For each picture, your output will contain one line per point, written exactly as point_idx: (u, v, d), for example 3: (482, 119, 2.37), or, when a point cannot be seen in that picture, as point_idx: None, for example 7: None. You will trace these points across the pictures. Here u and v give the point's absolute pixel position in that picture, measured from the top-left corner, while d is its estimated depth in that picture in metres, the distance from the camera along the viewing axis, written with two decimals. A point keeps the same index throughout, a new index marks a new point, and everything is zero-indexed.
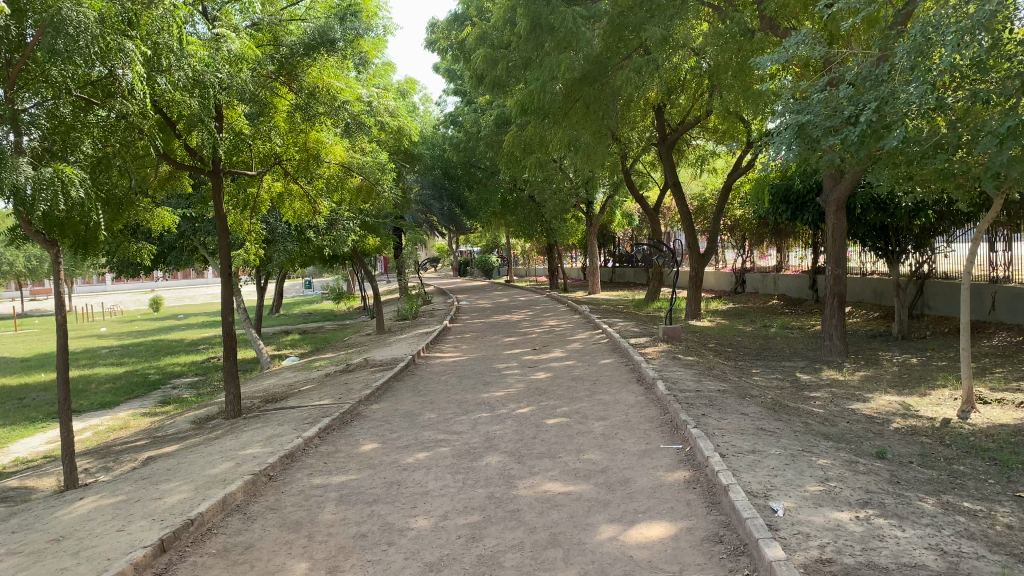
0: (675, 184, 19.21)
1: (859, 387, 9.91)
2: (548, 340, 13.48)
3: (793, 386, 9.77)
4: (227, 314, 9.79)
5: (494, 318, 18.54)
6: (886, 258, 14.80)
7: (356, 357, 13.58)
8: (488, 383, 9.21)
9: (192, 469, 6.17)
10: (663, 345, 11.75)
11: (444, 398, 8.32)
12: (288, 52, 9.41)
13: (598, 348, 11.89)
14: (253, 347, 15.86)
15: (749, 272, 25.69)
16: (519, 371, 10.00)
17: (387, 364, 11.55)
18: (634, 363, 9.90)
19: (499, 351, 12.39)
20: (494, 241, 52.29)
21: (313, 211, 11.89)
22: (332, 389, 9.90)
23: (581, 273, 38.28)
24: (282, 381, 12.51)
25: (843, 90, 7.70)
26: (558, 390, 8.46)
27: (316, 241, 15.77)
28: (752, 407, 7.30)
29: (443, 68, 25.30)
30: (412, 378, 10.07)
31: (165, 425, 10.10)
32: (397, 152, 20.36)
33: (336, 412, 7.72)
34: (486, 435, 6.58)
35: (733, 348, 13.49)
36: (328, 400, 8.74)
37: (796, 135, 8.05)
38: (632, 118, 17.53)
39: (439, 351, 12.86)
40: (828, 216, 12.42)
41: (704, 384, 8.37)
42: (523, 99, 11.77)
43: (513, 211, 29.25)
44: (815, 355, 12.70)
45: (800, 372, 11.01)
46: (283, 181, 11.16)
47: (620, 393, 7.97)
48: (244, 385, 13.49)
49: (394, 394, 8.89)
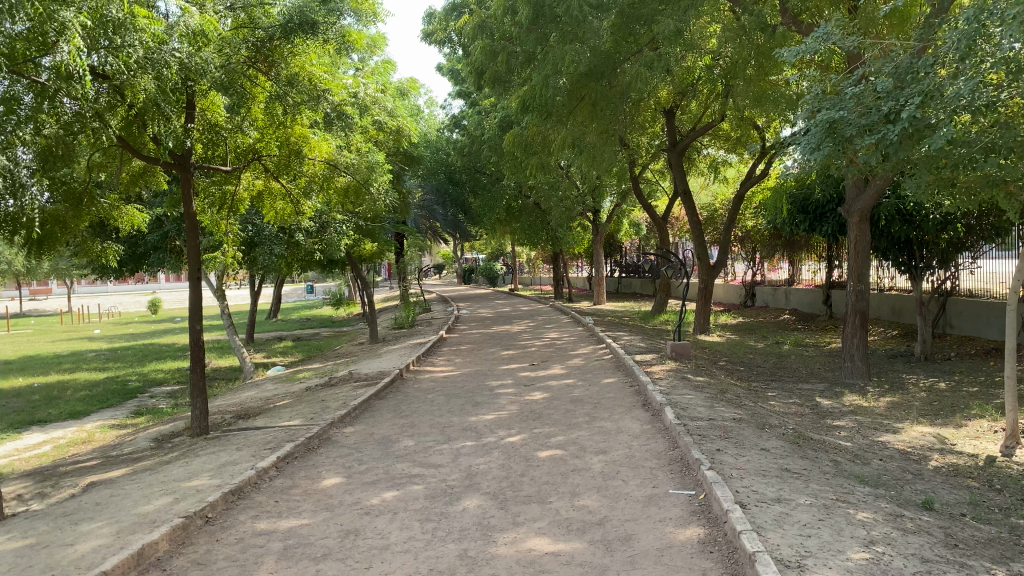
0: (686, 193, 18.29)
1: (887, 415, 8.99)
2: (549, 354, 12.61)
3: (814, 413, 8.86)
4: (194, 322, 8.99)
5: (494, 329, 17.68)
6: (909, 274, 13.85)
7: (342, 369, 12.71)
8: (478, 404, 8.34)
9: (123, 506, 5.32)
10: (672, 363, 10.87)
11: (426, 422, 7.44)
12: (264, 36, 8.59)
13: (600, 365, 11.01)
14: (237, 355, 15.02)
15: (760, 285, 24.81)
16: (513, 391, 9.13)
17: (373, 378, 10.69)
18: (639, 384, 9.03)
19: (494, 367, 11.51)
20: (498, 249, 51.40)
21: (296, 213, 11.07)
22: (308, 406, 9.04)
23: (585, 282, 37.38)
24: (261, 394, 11.65)
25: (881, 83, 6.80)
26: (555, 414, 7.59)
27: (305, 245, 14.98)
28: (774, 441, 6.42)
29: (447, 68, 24.53)
30: (396, 396, 9.22)
31: (125, 443, 9.26)
32: (396, 153, 19.53)
33: (302, 437, 6.88)
34: (467, 470, 5.70)
35: (746, 367, 12.58)
36: (299, 421, 7.87)
37: (826, 133, 7.15)
38: (642, 120, 16.69)
39: (430, 365, 12.00)
40: (851, 228, 11.53)
41: (718, 412, 7.48)
42: (523, 95, 10.95)
43: (518, 218, 28.39)
44: (834, 378, 11.80)
45: (820, 396, 10.10)
46: (263, 179, 10.37)
47: (623, 420, 7.09)
48: (222, 396, 12.65)
49: (372, 415, 8.03)
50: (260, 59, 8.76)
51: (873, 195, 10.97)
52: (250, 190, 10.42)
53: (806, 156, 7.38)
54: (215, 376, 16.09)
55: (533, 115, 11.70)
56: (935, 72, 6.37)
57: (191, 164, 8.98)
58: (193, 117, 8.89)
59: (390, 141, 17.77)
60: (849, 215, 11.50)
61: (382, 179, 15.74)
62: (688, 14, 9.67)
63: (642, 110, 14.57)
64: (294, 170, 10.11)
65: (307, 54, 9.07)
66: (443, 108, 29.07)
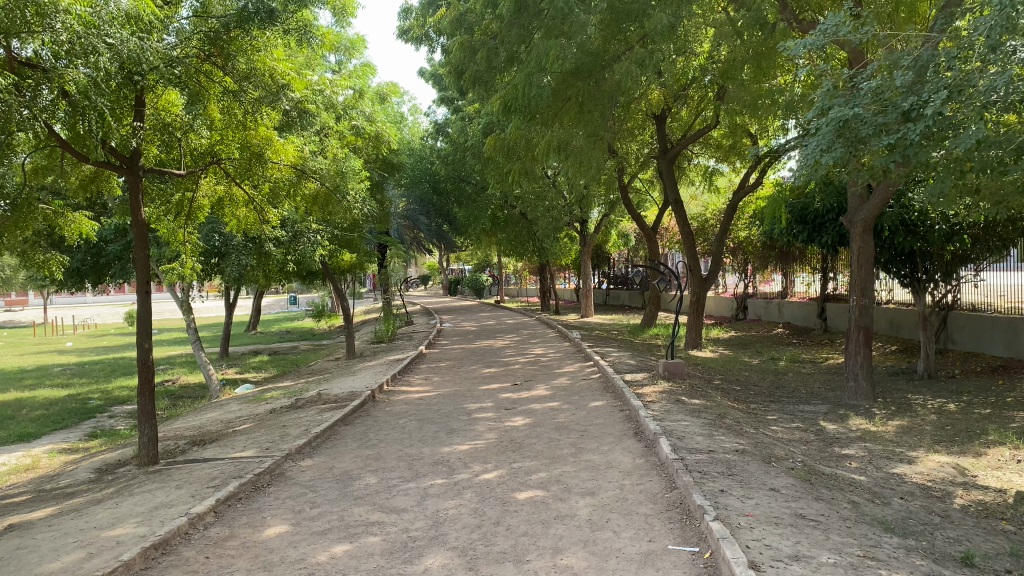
0: (676, 202, 17.62)
1: (898, 442, 8.27)
2: (533, 373, 11.85)
3: (820, 441, 8.13)
4: (142, 340, 8.17)
5: (477, 344, 16.91)
6: (911, 288, 13.21)
7: (312, 388, 11.87)
8: (453, 432, 7.57)
9: (26, 563, 4.52)
10: (664, 383, 10.12)
11: (394, 454, 6.66)
12: (217, 25, 7.82)
13: (588, 385, 10.26)
14: (203, 372, 14.17)
15: (751, 297, 24.17)
16: (493, 415, 8.36)
17: (342, 400, 9.86)
18: (629, 408, 8.28)
19: (474, 386, 10.74)
20: (484, 259, 50.63)
21: (261, 222, 10.31)
22: (266, 432, 8.21)
23: (573, 295, 36.69)
24: (223, 417, 10.80)
25: (899, 77, 6.14)
26: (537, 443, 6.84)
27: (277, 255, 14.15)
28: (784, 477, 5.69)
29: (430, 73, 23.85)
30: (365, 421, 8.42)
31: (65, 473, 8.41)
32: (375, 161, 18.81)
33: (250, 474, 6.08)
34: (434, 516, 4.93)
35: (742, 387, 11.86)
36: (253, 451, 7.07)
37: (836, 134, 6.49)
38: (632, 126, 16.04)
39: (406, 384, 11.21)
40: (853, 238, 10.89)
41: (718, 442, 6.75)
42: (505, 95, 10.21)
43: (503, 229, 27.64)
44: (835, 398, 11.09)
45: (824, 420, 9.38)
46: (224, 184, 9.62)
47: (613, 453, 6.34)
48: (182, 418, 11.80)
49: (335, 445, 7.24)
50: (215, 52, 8.03)
51: (877, 204, 10.34)
52: (210, 197, 9.67)
53: (814, 161, 6.73)
54: (181, 395, 15.21)
55: (515, 117, 10.98)
56: (960, 63, 5.72)
57: (140, 166, 8.23)
58: (142, 113, 8.20)
59: (369, 148, 17.06)
60: (851, 225, 10.86)
61: (357, 187, 15.01)
62: (681, 8, 9.05)
63: (631, 115, 13.93)
64: (257, 176, 9.36)
65: (268, 47, 8.37)
66: (427, 116, 28.46)
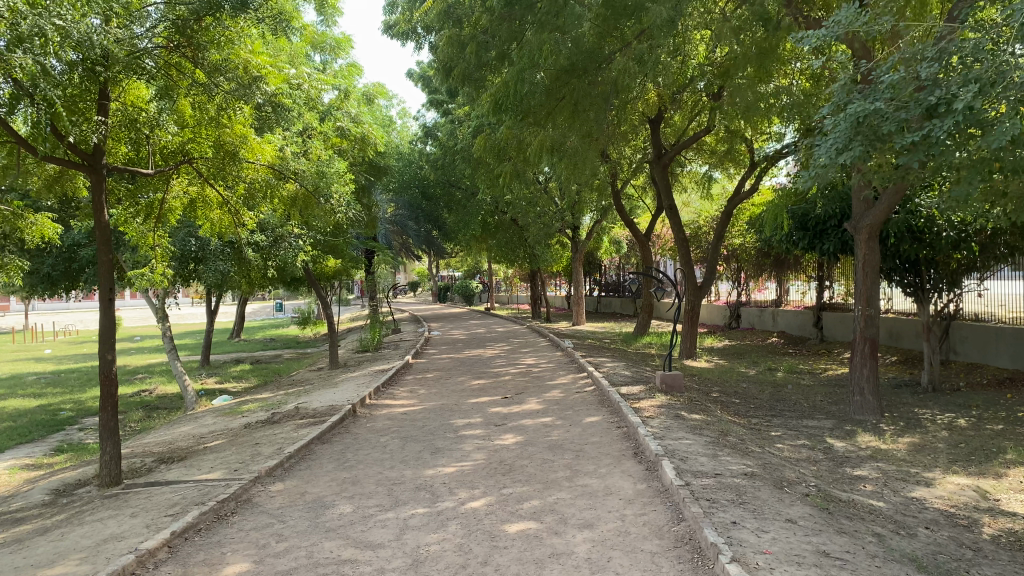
0: (671, 207, 17.14)
1: (912, 461, 7.78)
2: (524, 384, 11.32)
3: (829, 461, 7.62)
4: (104, 350, 7.57)
5: (466, 353, 16.37)
6: (915, 298, 12.77)
7: (291, 401, 11.27)
8: (438, 452, 7.02)
9: None
10: (662, 397, 9.62)
11: (372, 479, 6.12)
12: (185, 13, 7.30)
13: (581, 399, 9.75)
14: (178, 383, 13.56)
15: (745, 306, 23.74)
16: (481, 432, 7.82)
17: (321, 415, 9.27)
18: (626, 425, 7.75)
19: (461, 400, 10.20)
20: (473, 266, 50.06)
21: (236, 225, 9.75)
22: (237, 450, 7.63)
23: (564, 303, 36.21)
24: (195, 431, 10.19)
25: (925, 68, 5.65)
26: (529, 465, 6.31)
27: (257, 261, 13.58)
28: (800, 506, 5.18)
29: (419, 74, 23.34)
30: (344, 438, 7.87)
31: (19, 494, 7.80)
32: (361, 164, 18.30)
33: (213, 501, 5.52)
34: (415, 553, 4.40)
35: (741, 400, 11.37)
36: (220, 472, 6.50)
37: (854, 130, 6.00)
38: (627, 129, 15.58)
39: (390, 397, 10.65)
40: (859, 246, 10.42)
41: (724, 464, 6.24)
42: (495, 93, 9.74)
43: (494, 235, 27.13)
44: (840, 412, 10.61)
45: (830, 436, 8.90)
46: (198, 185, 9.07)
47: (612, 477, 5.81)
48: (154, 432, 11.19)
49: (309, 466, 6.68)
50: (184, 43, 7.53)
51: (884, 210, 9.91)
52: (182, 198, 9.13)
53: (828, 160, 6.25)
54: (156, 407, 14.59)
55: (506, 116, 10.52)
56: (992, 53, 5.24)
57: (104, 164, 7.68)
58: (106, 108, 7.65)
59: (355, 150, 16.55)
60: (857, 231, 10.41)
61: (342, 190, 14.48)
62: (682, 1, 8.58)
63: (625, 117, 13.46)
64: (230, 176, 8.85)
65: (242, 38, 7.87)
66: (416, 120, 27.95)
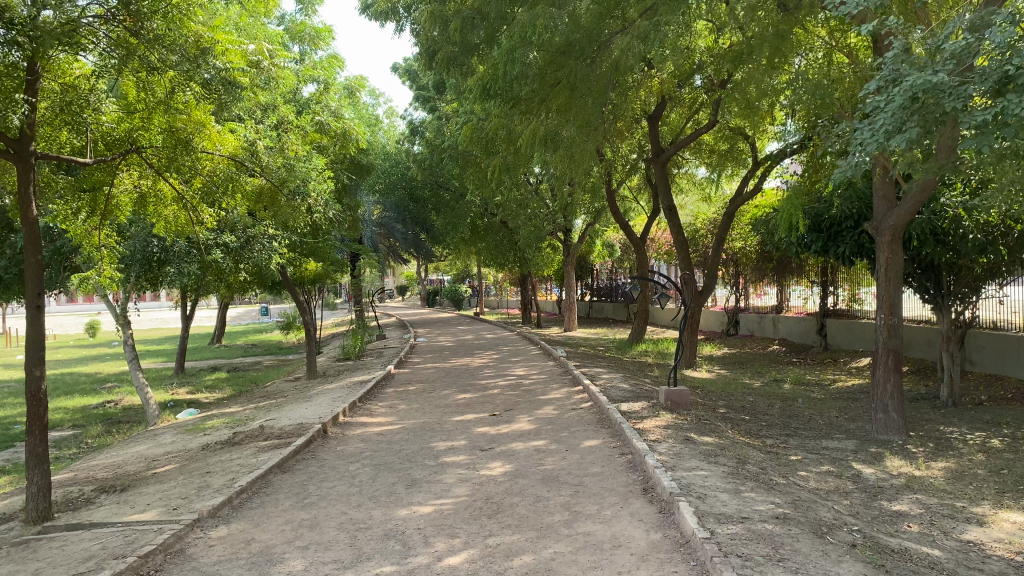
0: (670, 208, 16.20)
1: (954, 493, 6.85)
2: (515, 399, 10.34)
3: (861, 492, 6.67)
4: (34, 366, 6.56)
5: (453, 362, 15.38)
6: (935, 304, 11.91)
7: (258, 418, 10.26)
8: (413, 485, 6.04)
9: None
10: (667, 415, 8.68)
11: (334, 523, 5.15)
12: None
13: (578, 417, 8.79)
14: (140, 395, 12.52)
15: (743, 312, 22.85)
16: (465, 460, 6.83)
17: (287, 436, 8.27)
18: (631, 452, 6.80)
19: (445, 417, 9.23)
20: (463, 270, 48.93)
21: (194, 222, 8.77)
22: (184, 480, 6.62)
23: (556, 308, 35.27)
24: (149, 452, 9.15)
25: (997, 32, 4.78)
26: (519, 505, 5.34)
27: (226, 264, 12.53)
28: (851, 563, 4.23)
29: (405, 67, 22.39)
30: (310, 465, 6.90)
31: None
32: (343, 161, 17.31)
33: (136, 553, 4.53)
34: None
35: (751, 416, 10.44)
36: (155, 512, 5.50)
37: (908, 108, 5.14)
38: (625, 125, 14.67)
39: (366, 414, 9.64)
40: (880, 250, 9.52)
41: (750, 504, 5.29)
42: (484, 76, 9.15)
43: (483, 238, 26.03)
44: (860, 431, 9.67)
45: (855, 460, 7.98)
46: (149, 177, 8.10)
47: (620, 524, 4.86)
48: (107, 452, 10.12)
49: (262, 504, 5.70)
50: (126, 12, 6.59)
51: (909, 210, 9.02)
52: (130, 194, 8.14)
53: (875, 144, 5.40)
54: (117, 420, 13.53)
55: (494, 102, 9.90)
56: None
57: (32, 152, 6.67)
58: (36, 87, 6.71)
59: (335, 147, 15.55)
60: (878, 233, 9.49)
61: (319, 187, 13.50)
62: None
63: (623, 109, 12.53)
64: (183, 167, 7.92)
65: (192, 8, 6.94)
66: (403, 120, 26.97)
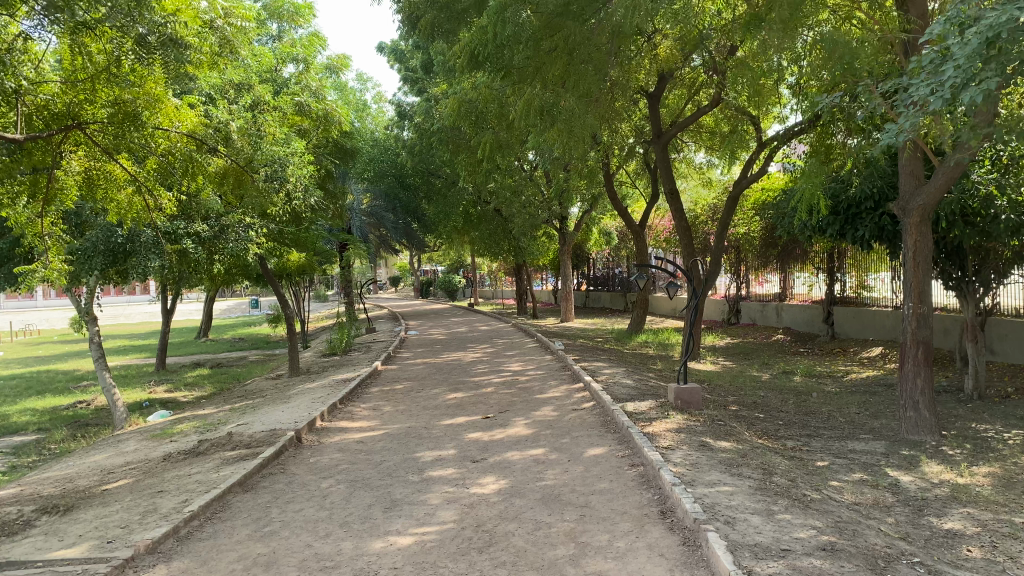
0: (671, 192, 15.32)
1: (1008, 504, 6.05)
2: (510, 398, 9.52)
3: (903, 507, 5.86)
4: None
5: (444, 357, 14.55)
6: (958, 292, 11.14)
7: (231, 422, 9.42)
8: (392, 508, 5.20)
9: None
10: (678, 417, 7.87)
11: (295, 560, 4.31)
12: None
13: (579, 420, 7.97)
14: (106, 396, 11.64)
15: (745, 300, 22.05)
16: (453, 474, 6.00)
17: (256, 445, 7.42)
18: (642, 463, 5.98)
19: (434, 420, 8.40)
20: (455, 259, 47.89)
21: (150, 207, 7.92)
22: (131, 501, 5.77)
23: (551, 299, 34.46)
24: (107, 462, 8.28)
25: None
26: (515, 536, 4.51)
27: (198, 256, 11.62)
28: None
29: (391, 47, 21.46)
30: (278, 482, 6.06)
31: None
32: (326, 146, 16.44)
33: None
34: None
35: (766, 414, 9.64)
36: (86, 547, 4.66)
37: (984, 56, 4.70)
38: (625, 105, 13.82)
39: (347, 418, 8.79)
40: (907, 232, 8.69)
41: (788, 531, 4.47)
42: (471, 40, 8.25)
43: (476, 226, 25.08)
44: (887, 430, 8.87)
45: (889, 465, 7.19)
46: (96, 157, 7.25)
47: (636, 562, 4.03)
48: (64, 461, 9.24)
49: (215, 534, 4.86)
50: None
51: (938, 187, 8.17)
52: (78, 176, 7.29)
53: (944, 97, 4.97)
54: (85, 423, 12.65)
55: (484, 71, 9.06)
56: None
57: None
58: None
59: (317, 131, 14.68)
60: (905, 214, 8.66)
61: (299, 172, 12.65)
62: None
63: (623, 84, 11.71)
64: (133, 145, 7.09)
65: None
66: (392, 105, 26.03)
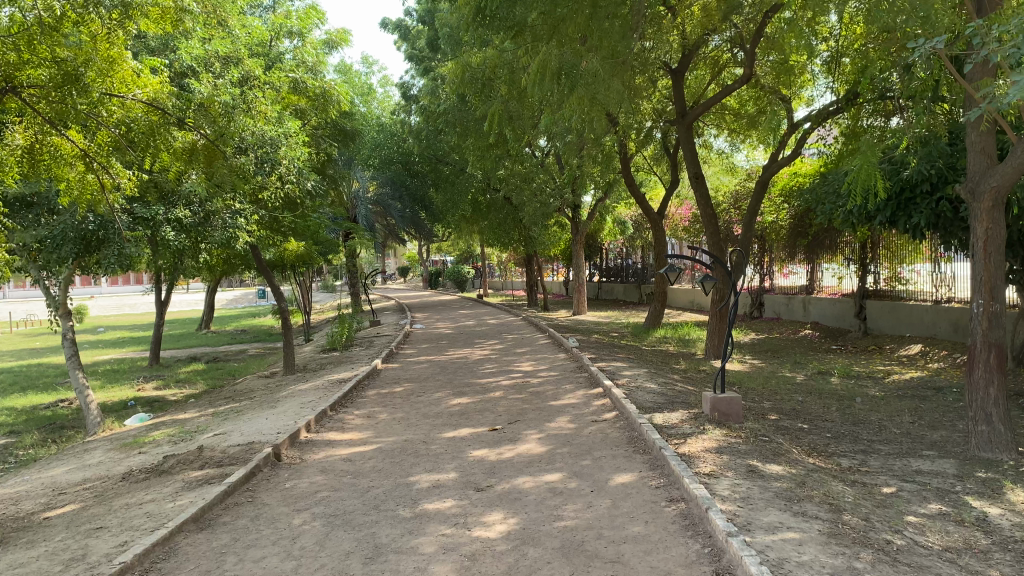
0: (695, 176, 14.17)
1: None
2: (522, 406, 8.45)
3: (1004, 552, 4.78)
4: None
5: (451, 355, 13.50)
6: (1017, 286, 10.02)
7: (209, 432, 8.38)
8: (374, 559, 4.15)
9: None
10: (716, 432, 6.78)
11: None
12: None
13: (601, 436, 6.88)
14: (80, 398, 10.66)
15: (768, 293, 20.90)
16: (453, 509, 4.93)
17: (228, 463, 6.38)
18: (684, 499, 4.90)
19: (434, 433, 7.34)
20: (465, 249, 46.84)
21: (107, 188, 6.87)
22: (62, 541, 4.75)
23: (564, 290, 33.40)
24: (63, 480, 7.27)
25: None
26: None
27: (177, 245, 10.55)
28: None
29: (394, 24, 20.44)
30: (243, 517, 5.02)
31: None
32: (324, 128, 15.39)
33: None
34: None
35: (810, 425, 8.53)
36: None
37: None
38: (647, 80, 12.72)
39: (336, 428, 7.76)
40: (975, 219, 7.45)
41: None
42: None
43: (486, 215, 23.98)
44: (952, 446, 7.75)
45: (968, 492, 6.09)
46: (38, 130, 6.22)
47: None
48: (21, 474, 8.24)
49: None
50: None
51: (1016, 166, 6.96)
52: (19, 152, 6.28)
53: None
54: (61, 427, 11.69)
55: (490, 30, 8.05)
56: None
57: None
58: None
59: (314, 110, 13.61)
60: (974, 198, 7.41)
61: (292, 154, 11.55)
62: None
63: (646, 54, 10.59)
64: (81, 114, 6.07)
65: None
66: (397, 89, 24.95)
